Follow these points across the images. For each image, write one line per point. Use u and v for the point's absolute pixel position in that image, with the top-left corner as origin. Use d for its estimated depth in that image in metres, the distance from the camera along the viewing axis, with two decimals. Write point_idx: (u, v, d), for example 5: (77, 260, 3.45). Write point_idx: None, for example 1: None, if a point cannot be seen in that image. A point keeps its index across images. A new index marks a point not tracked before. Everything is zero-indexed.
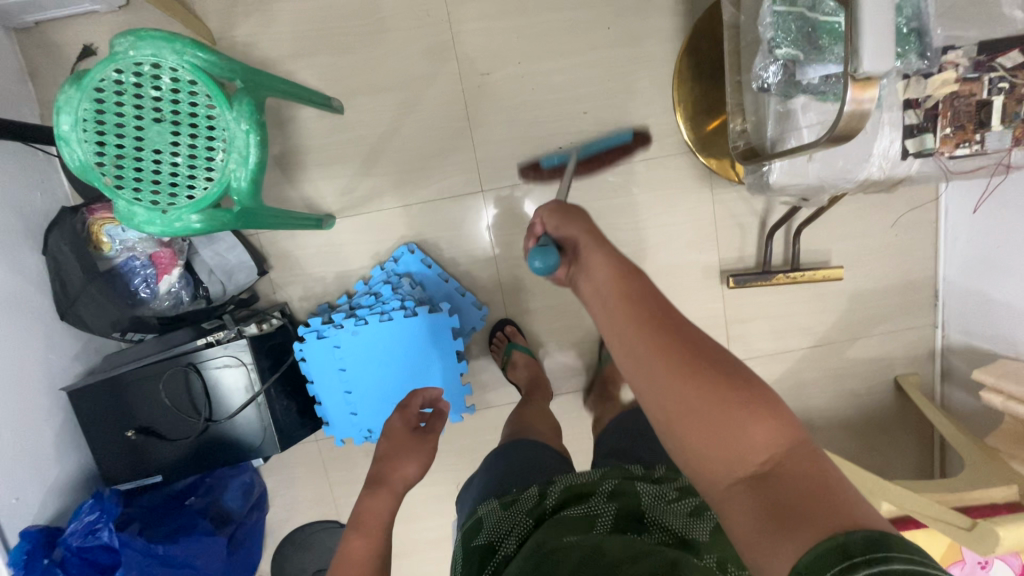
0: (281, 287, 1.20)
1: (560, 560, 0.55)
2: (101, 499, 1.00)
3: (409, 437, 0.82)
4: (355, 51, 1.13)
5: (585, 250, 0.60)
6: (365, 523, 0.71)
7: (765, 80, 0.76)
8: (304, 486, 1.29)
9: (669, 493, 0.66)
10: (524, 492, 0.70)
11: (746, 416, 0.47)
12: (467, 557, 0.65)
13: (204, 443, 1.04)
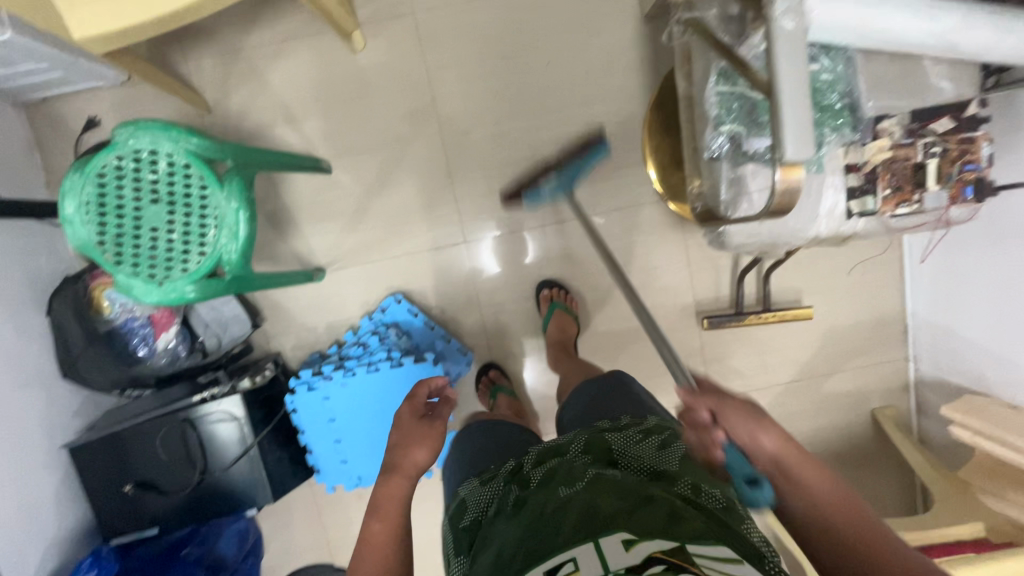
0: (274, 336, 1.25)
1: (562, 516, 0.56)
2: (99, 557, 1.05)
3: (419, 425, 0.81)
4: (341, 115, 1.21)
5: (800, 466, 0.63)
6: (383, 509, 0.75)
7: (715, 151, 0.82)
8: (299, 530, 1.32)
9: (634, 434, 0.71)
10: (499, 466, 0.74)
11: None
12: (456, 538, 0.67)
13: (199, 495, 1.08)
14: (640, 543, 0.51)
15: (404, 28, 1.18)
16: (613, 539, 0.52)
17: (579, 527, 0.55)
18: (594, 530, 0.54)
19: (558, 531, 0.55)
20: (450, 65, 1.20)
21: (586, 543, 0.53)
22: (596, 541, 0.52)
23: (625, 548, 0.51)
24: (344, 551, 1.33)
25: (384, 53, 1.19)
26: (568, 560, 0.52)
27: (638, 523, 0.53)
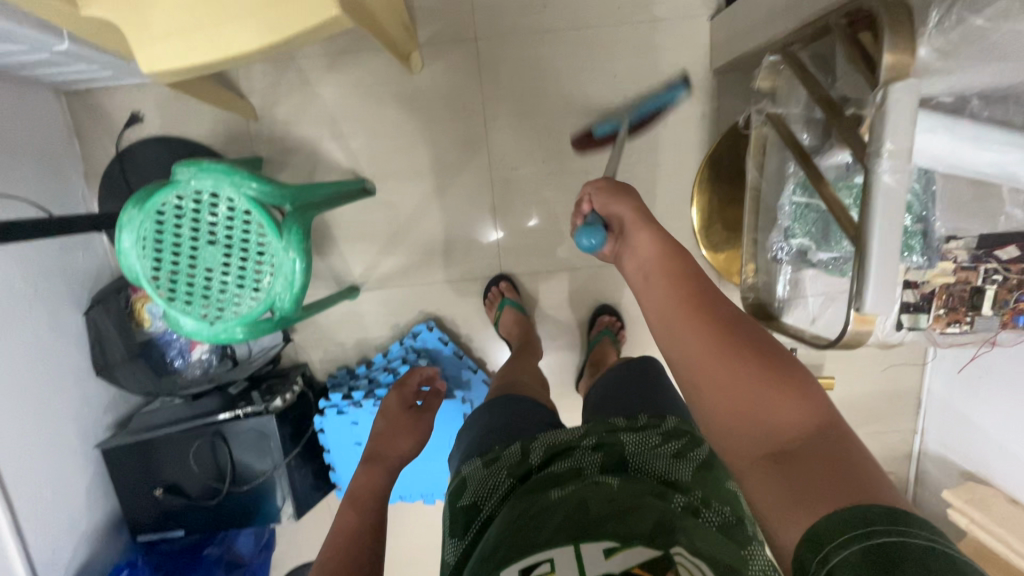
0: (304, 348, 1.26)
1: (545, 519, 0.51)
2: (135, 567, 1.09)
3: (405, 414, 0.88)
4: (389, 135, 1.18)
5: (632, 229, 0.70)
6: (359, 499, 0.72)
7: (778, 254, 0.83)
8: (309, 529, 1.37)
9: (653, 438, 0.62)
10: (507, 449, 0.65)
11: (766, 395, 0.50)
12: (451, 519, 0.61)
13: (227, 503, 1.11)
14: (622, 551, 0.46)
15: (462, 53, 1.14)
16: (594, 544, 0.47)
17: (564, 527, 0.49)
18: (579, 532, 0.49)
19: (542, 526, 0.50)
20: (507, 94, 1.16)
21: (568, 545, 0.48)
22: (578, 545, 0.47)
23: (605, 554, 0.46)
24: None
25: (439, 77, 1.15)
26: (545, 559, 0.47)
27: (627, 531, 0.48)
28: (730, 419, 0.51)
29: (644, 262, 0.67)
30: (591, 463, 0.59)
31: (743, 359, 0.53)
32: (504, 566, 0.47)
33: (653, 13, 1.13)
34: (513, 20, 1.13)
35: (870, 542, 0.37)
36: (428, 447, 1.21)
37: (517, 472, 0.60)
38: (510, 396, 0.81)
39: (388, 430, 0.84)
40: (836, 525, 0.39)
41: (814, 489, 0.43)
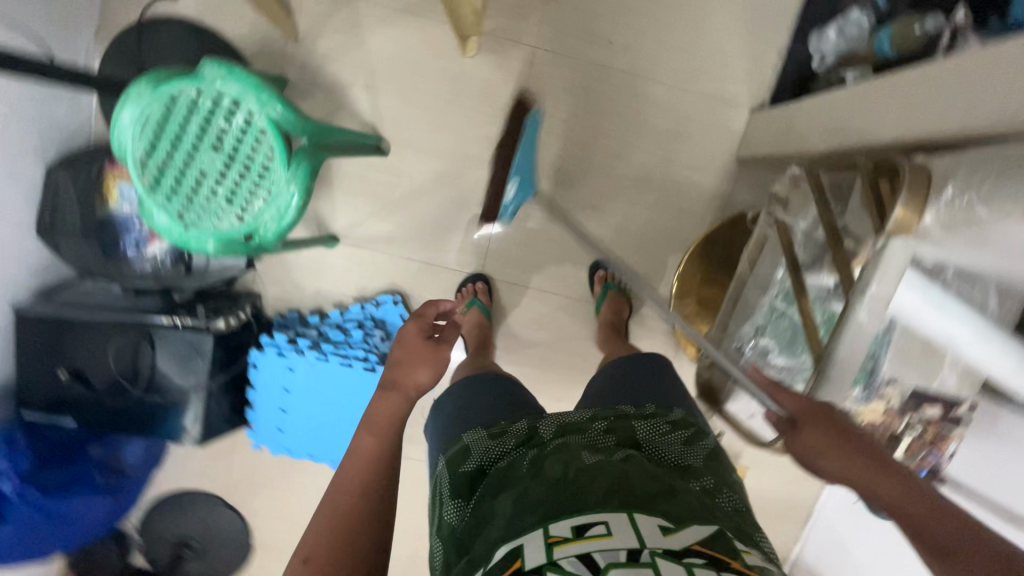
0: (262, 279, 1.22)
1: (589, 486, 0.49)
2: (12, 445, 0.99)
3: (424, 344, 0.78)
4: (422, 106, 1.17)
5: (878, 482, 0.59)
6: (376, 422, 0.65)
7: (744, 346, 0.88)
8: (202, 455, 1.36)
9: (661, 427, 0.63)
10: (514, 423, 0.64)
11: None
12: (453, 482, 0.59)
13: (132, 408, 1.06)
14: (678, 532, 0.45)
15: (518, 54, 1.15)
16: (648, 518, 0.46)
17: (612, 497, 0.48)
18: (628, 504, 0.47)
19: (587, 494, 0.48)
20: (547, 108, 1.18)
21: (620, 513, 0.46)
22: (631, 514, 0.46)
23: (662, 532, 0.45)
24: (238, 490, 1.38)
25: (488, 69, 1.16)
26: (599, 522, 0.46)
27: (675, 511, 0.47)
28: None
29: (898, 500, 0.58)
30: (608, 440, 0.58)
31: None
32: (553, 522, 0.46)
33: (704, 85, 1.17)
34: (575, 42, 1.16)
35: None
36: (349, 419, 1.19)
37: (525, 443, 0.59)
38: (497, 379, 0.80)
39: (409, 359, 0.75)
40: None
41: None
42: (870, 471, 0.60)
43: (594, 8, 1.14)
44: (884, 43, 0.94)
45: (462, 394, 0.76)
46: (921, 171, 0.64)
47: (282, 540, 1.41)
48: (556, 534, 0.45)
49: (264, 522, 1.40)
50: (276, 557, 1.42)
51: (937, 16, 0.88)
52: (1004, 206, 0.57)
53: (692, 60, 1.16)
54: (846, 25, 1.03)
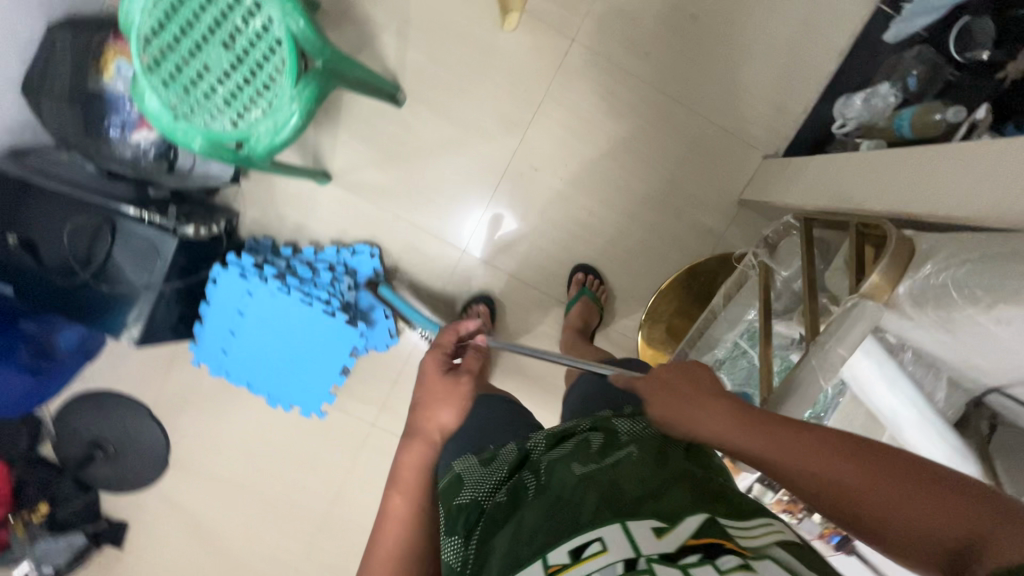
0: (244, 198, 1.20)
1: (581, 504, 0.49)
2: None
3: (441, 380, 0.75)
4: (447, 68, 1.16)
5: (706, 428, 0.58)
6: (402, 481, 0.66)
7: None
8: (141, 359, 1.33)
9: (642, 422, 0.61)
10: (503, 450, 0.63)
11: (921, 494, 0.48)
12: (449, 518, 0.56)
13: (76, 293, 1.01)
14: (671, 529, 0.46)
15: (554, 42, 1.15)
16: (641, 522, 0.46)
17: (602, 508, 0.48)
18: (620, 512, 0.48)
19: (580, 510, 0.49)
20: (569, 103, 1.17)
21: (614, 525, 0.46)
22: (624, 523, 0.46)
23: (656, 534, 0.45)
24: (165, 404, 1.35)
25: (521, 49, 1.15)
26: (594, 539, 0.46)
27: (666, 507, 0.48)
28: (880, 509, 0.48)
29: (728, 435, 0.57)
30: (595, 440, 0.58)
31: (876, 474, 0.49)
32: (550, 550, 0.46)
33: (725, 121, 1.18)
34: (612, 45, 1.15)
35: None
36: (296, 359, 1.14)
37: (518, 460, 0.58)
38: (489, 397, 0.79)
39: (430, 402, 0.73)
40: None
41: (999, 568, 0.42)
42: (688, 409, 0.59)
43: (640, 17, 1.14)
44: (904, 121, 0.97)
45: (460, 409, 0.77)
46: (906, 246, 0.65)
47: (199, 464, 1.39)
48: (553, 562, 0.45)
49: (184, 442, 1.37)
50: (188, 478, 1.39)
51: (958, 108, 0.91)
52: (971, 291, 0.57)
53: (720, 94, 1.17)
54: (874, 96, 1.06)
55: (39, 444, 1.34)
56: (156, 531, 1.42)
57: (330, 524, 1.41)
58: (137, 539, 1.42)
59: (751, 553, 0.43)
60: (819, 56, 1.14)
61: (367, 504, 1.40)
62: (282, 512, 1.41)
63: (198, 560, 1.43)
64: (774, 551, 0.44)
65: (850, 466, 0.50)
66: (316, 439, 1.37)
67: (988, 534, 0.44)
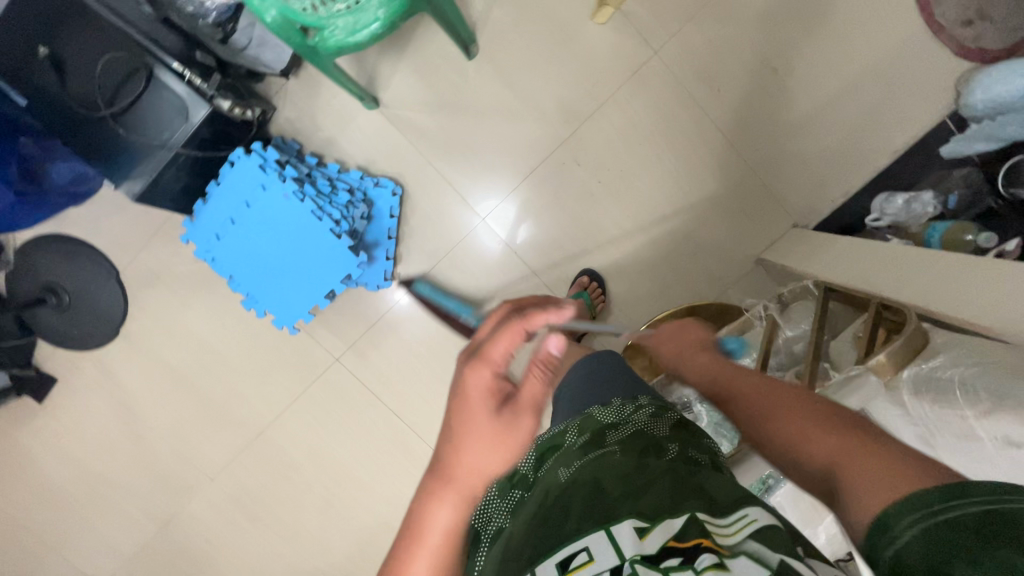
0: (287, 96, 1.17)
1: (567, 510, 0.55)
2: None
3: (487, 412, 0.57)
4: (526, 38, 1.15)
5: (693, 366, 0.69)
6: (421, 537, 0.55)
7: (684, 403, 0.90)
8: (126, 222, 1.28)
9: (625, 412, 0.68)
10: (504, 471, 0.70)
11: (816, 427, 0.53)
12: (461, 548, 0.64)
13: (89, 125, 0.96)
14: (653, 532, 0.49)
15: (635, 48, 1.14)
16: (623, 525, 0.51)
17: (586, 514, 0.53)
18: (602, 520, 0.52)
19: (566, 521, 0.53)
20: (630, 112, 1.17)
21: (597, 532, 0.51)
22: (607, 530, 0.51)
23: (637, 537, 0.49)
24: (135, 274, 1.30)
25: (604, 45, 1.14)
26: (580, 550, 0.50)
27: (648, 509, 0.52)
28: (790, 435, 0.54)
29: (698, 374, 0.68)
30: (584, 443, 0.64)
31: (797, 409, 0.56)
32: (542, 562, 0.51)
33: (772, 179, 1.18)
34: (690, 70, 1.15)
35: (928, 525, 0.42)
36: (286, 268, 1.09)
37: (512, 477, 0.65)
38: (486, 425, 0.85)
39: (470, 440, 0.57)
40: (900, 510, 0.43)
41: (860, 482, 0.47)
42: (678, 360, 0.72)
43: (725, 52, 1.14)
44: (937, 231, 1.01)
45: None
46: (919, 336, 0.67)
47: (148, 344, 1.33)
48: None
49: (141, 318, 1.32)
50: (133, 355, 1.34)
51: (991, 234, 0.97)
52: (974, 390, 0.60)
53: (776, 152, 1.17)
54: (915, 200, 1.07)
55: None
56: (82, 395, 1.37)
57: (262, 444, 1.38)
58: (61, 397, 1.37)
59: (727, 552, 0.46)
60: (878, 147, 1.15)
61: (305, 434, 1.37)
62: (216, 418, 1.37)
63: (117, 437, 1.39)
64: (749, 544, 0.47)
65: (778, 406, 0.57)
66: (274, 357, 1.33)
67: (849, 463, 0.49)
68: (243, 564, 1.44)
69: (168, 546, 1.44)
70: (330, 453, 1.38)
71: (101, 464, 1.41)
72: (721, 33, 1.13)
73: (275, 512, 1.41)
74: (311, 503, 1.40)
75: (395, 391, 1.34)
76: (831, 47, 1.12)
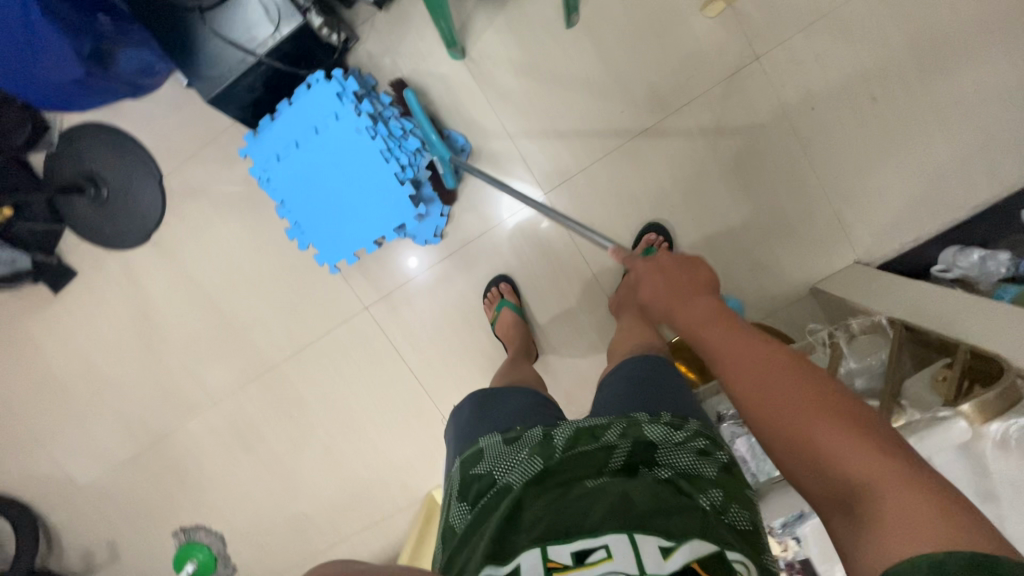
0: (373, 29, 1.13)
1: (588, 506, 0.50)
2: None
3: None
4: (631, 17, 1.11)
5: (686, 301, 0.66)
6: None
7: None
8: (181, 126, 1.24)
9: (677, 431, 0.60)
10: (531, 429, 0.63)
11: (827, 419, 0.46)
12: (463, 484, 0.61)
13: (173, 15, 0.91)
14: (676, 552, 0.45)
15: (739, 49, 1.11)
16: (648, 539, 0.46)
17: (609, 518, 0.48)
18: (627, 524, 0.48)
19: (586, 515, 0.49)
20: (720, 114, 1.13)
21: (620, 535, 0.47)
22: (631, 535, 0.46)
23: (661, 555, 0.45)
24: (180, 180, 1.26)
25: (707, 40, 1.11)
26: (598, 547, 0.46)
27: (675, 527, 0.47)
28: (778, 411, 0.49)
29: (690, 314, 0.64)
30: (618, 453, 0.57)
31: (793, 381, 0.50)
32: (552, 547, 0.47)
33: (846, 210, 1.15)
34: (787, 81, 1.11)
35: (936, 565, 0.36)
36: (341, 205, 1.05)
37: (538, 446, 0.59)
38: (498, 391, 0.81)
39: None
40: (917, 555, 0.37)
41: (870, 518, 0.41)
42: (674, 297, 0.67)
43: (828, 71, 1.11)
44: (1007, 294, 0.99)
45: (487, 400, 0.78)
46: (1014, 391, 0.64)
47: (177, 255, 1.29)
48: (555, 559, 0.47)
49: (175, 226, 1.28)
50: (159, 263, 1.30)
51: None
52: None
53: (855, 183, 1.14)
54: (991, 258, 1.06)
55: (33, 151, 1.24)
56: (101, 294, 1.33)
57: (272, 378, 1.35)
58: (79, 291, 1.33)
59: None
60: (960, 198, 1.11)
61: (319, 377, 1.34)
62: (232, 343, 1.33)
63: (127, 343, 1.35)
64: None
65: (765, 384, 0.51)
66: (303, 293, 1.29)
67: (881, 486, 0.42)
68: (233, 493, 1.42)
69: (159, 460, 1.42)
70: (340, 401, 1.35)
71: (105, 366, 1.37)
72: (829, 52, 1.10)
73: (273, 448, 1.39)
74: (311, 445, 1.38)
75: (418, 350, 1.31)
76: (935, 88, 1.09)
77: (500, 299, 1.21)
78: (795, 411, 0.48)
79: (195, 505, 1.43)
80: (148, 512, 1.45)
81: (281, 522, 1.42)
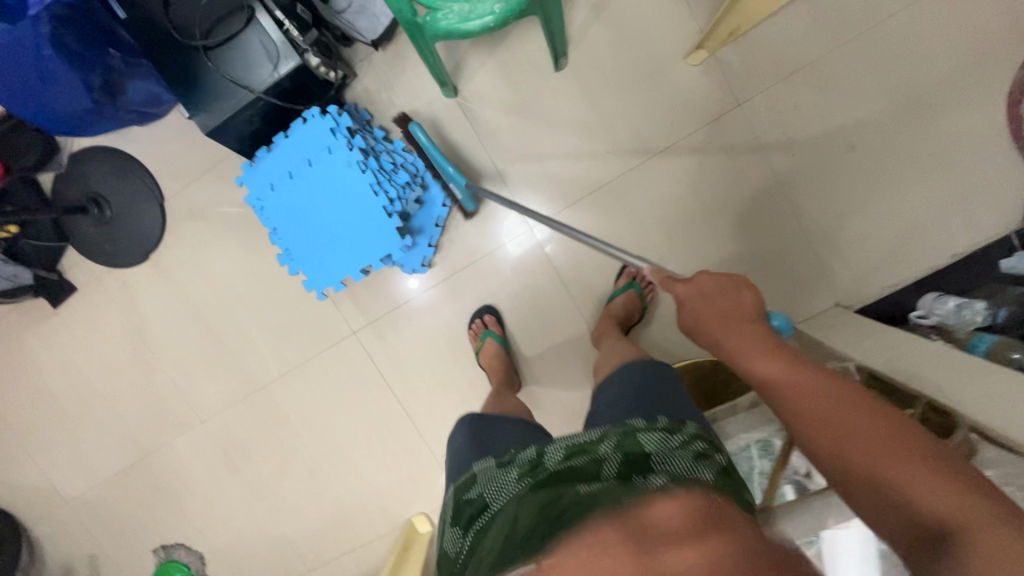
0: (371, 66, 1.18)
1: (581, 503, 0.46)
2: None
3: None
4: (617, 63, 1.15)
5: (728, 321, 0.63)
6: None
7: None
8: (184, 151, 1.29)
9: (671, 440, 0.58)
10: (523, 452, 0.65)
11: (904, 455, 0.45)
12: (456, 510, 0.63)
13: (179, 53, 0.97)
14: None
15: (720, 96, 1.15)
16: None
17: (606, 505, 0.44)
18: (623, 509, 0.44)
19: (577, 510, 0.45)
20: (702, 156, 1.16)
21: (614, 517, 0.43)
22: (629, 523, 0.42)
23: None
24: (180, 202, 1.30)
25: (690, 86, 1.15)
26: None
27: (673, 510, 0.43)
28: (851, 444, 0.47)
29: (736, 337, 0.61)
30: (611, 460, 0.55)
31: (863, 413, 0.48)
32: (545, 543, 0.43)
33: (827, 253, 1.17)
34: (768, 128, 1.15)
35: None
36: (332, 233, 1.09)
37: (528, 466, 0.60)
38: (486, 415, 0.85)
39: None
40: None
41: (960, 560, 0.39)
42: (715, 313, 0.65)
43: (807, 119, 1.14)
44: (980, 344, 0.99)
45: (479, 424, 0.81)
46: (967, 448, 0.66)
47: (173, 274, 1.33)
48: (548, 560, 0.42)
49: (173, 247, 1.32)
50: (155, 282, 1.34)
51: None
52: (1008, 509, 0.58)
53: (835, 226, 1.16)
54: (967, 306, 1.06)
55: (42, 170, 1.30)
56: (98, 310, 1.37)
57: (260, 398, 1.37)
58: (78, 307, 1.37)
59: None
60: (938, 245, 1.13)
61: (306, 399, 1.36)
62: (222, 362, 1.36)
63: (120, 359, 1.38)
64: None
65: (832, 417, 0.49)
66: (294, 315, 1.32)
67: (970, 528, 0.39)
68: (215, 513, 1.43)
69: (145, 476, 1.43)
70: (325, 423, 1.36)
71: (98, 381, 1.40)
72: (808, 100, 1.14)
73: (256, 468, 1.40)
74: (295, 466, 1.39)
75: (404, 375, 1.32)
76: (912, 139, 1.12)
77: (485, 330, 1.23)
78: (872, 444, 0.46)
79: (177, 524, 1.44)
80: (130, 528, 1.46)
81: (262, 544, 1.42)
